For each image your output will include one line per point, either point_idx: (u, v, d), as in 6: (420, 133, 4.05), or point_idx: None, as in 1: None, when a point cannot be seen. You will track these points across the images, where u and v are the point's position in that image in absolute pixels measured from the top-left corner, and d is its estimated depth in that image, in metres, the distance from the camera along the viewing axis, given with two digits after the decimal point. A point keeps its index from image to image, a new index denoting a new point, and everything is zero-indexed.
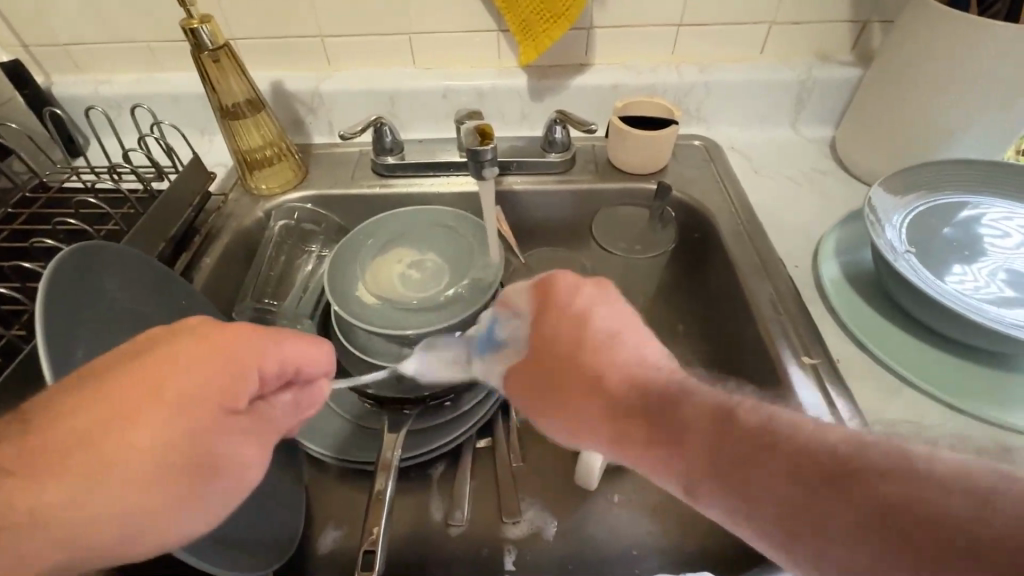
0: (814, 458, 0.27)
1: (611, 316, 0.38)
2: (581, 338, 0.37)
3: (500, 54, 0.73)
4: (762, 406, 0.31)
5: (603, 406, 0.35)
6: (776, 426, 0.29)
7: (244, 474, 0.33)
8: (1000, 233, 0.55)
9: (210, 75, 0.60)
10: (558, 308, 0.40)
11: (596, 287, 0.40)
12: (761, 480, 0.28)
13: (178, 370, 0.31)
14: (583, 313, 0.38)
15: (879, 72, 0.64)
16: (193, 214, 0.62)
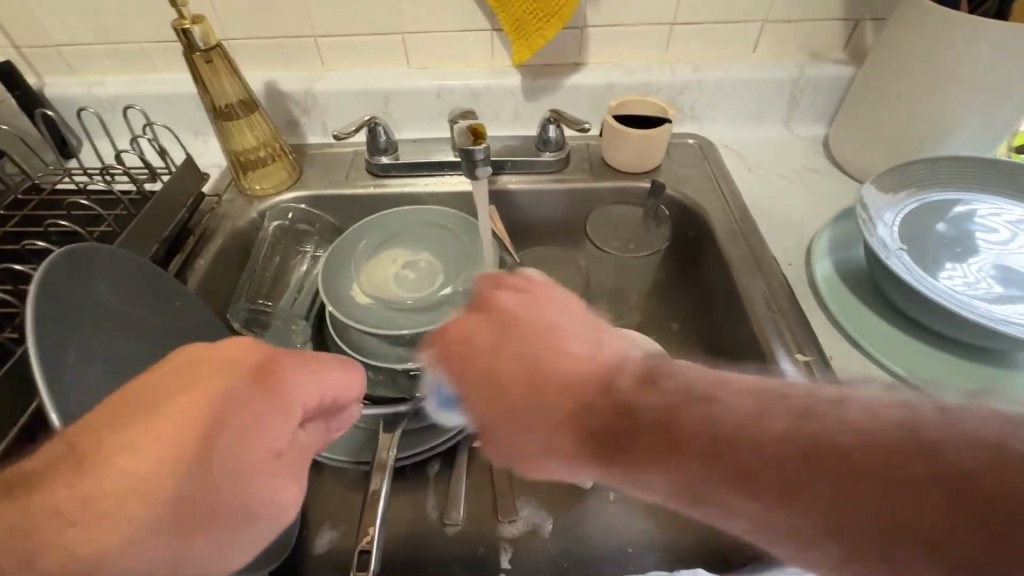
0: (768, 467, 0.24)
1: (512, 341, 0.34)
2: (497, 376, 0.34)
3: (493, 53, 0.73)
4: (701, 405, 0.27)
5: (560, 422, 0.31)
6: (721, 433, 0.26)
7: (286, 509, 0.34)
8: (990, 230, 0.56)
9: (202, 76, 0.60)
10: (453, 349, 0.36)
11: (482, 316, 0.37)
12: (728, 479, 0.25)
13: (205, 405, 0.32)
14: (484, 347, 0.35)
15: (871, 70, 0.64)
16: (186, 214, 0.61)
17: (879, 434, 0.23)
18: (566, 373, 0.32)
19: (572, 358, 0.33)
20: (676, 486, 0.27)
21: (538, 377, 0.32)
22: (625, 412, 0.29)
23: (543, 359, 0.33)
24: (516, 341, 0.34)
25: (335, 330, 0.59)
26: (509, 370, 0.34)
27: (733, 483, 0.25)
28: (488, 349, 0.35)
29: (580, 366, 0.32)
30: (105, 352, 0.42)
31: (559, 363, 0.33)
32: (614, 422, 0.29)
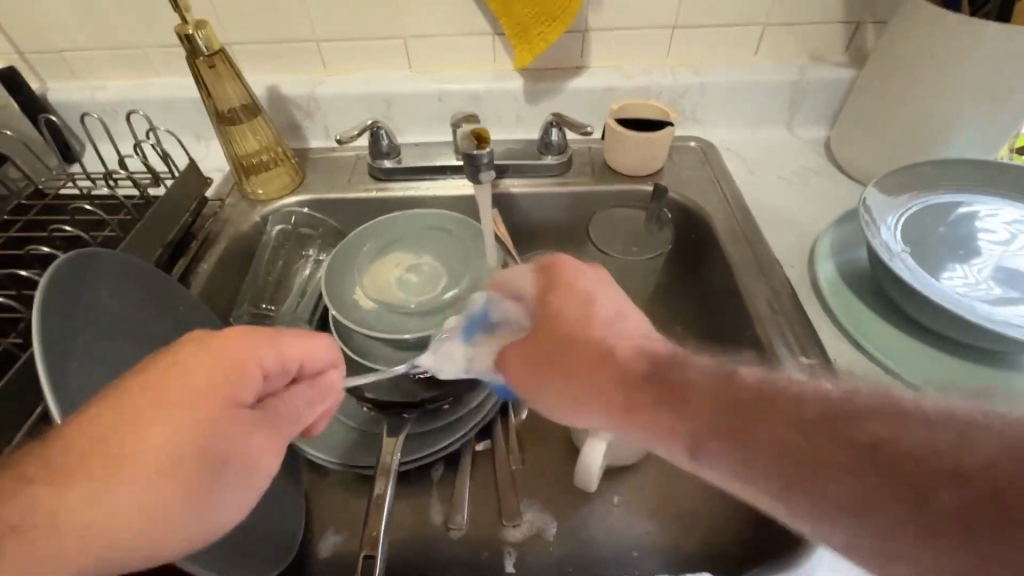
0: (794, 415, 0.29)
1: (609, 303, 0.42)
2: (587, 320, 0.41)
3: (495, 57, 0.73)
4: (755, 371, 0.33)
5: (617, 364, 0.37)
6: (762, 386, 0.31)
7: (261, 464, 0.36)
8: (993, 231, 0.56)
9: (205, 80, 0.60)
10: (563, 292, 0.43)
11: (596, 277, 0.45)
12: (753, 447, 0.30)
13: (193, 382, 0.34)
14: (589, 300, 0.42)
15: (873, 73, 0.65)
16: (189, 219, 0.62)
17: (890, 413, 0.27)
18: (637, 356, 0.37)
19: (639, 348, 0.38)
20: (701, 440, 0.32)
21: (606, 359, 0.38)
22: (686, 391, 0.34)
23: (614, 343, 0.38)
24: (591, 330, 0.40)
25: (337, 334, 0.59)
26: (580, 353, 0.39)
27: (755, 424, 0.30)
28: (563, 337, 0.40)
29: (645, 352, 0.38)
30: (110, 356, 0.42)
31: (624, 351, 0.38)
32: (669, 396, 0.34)
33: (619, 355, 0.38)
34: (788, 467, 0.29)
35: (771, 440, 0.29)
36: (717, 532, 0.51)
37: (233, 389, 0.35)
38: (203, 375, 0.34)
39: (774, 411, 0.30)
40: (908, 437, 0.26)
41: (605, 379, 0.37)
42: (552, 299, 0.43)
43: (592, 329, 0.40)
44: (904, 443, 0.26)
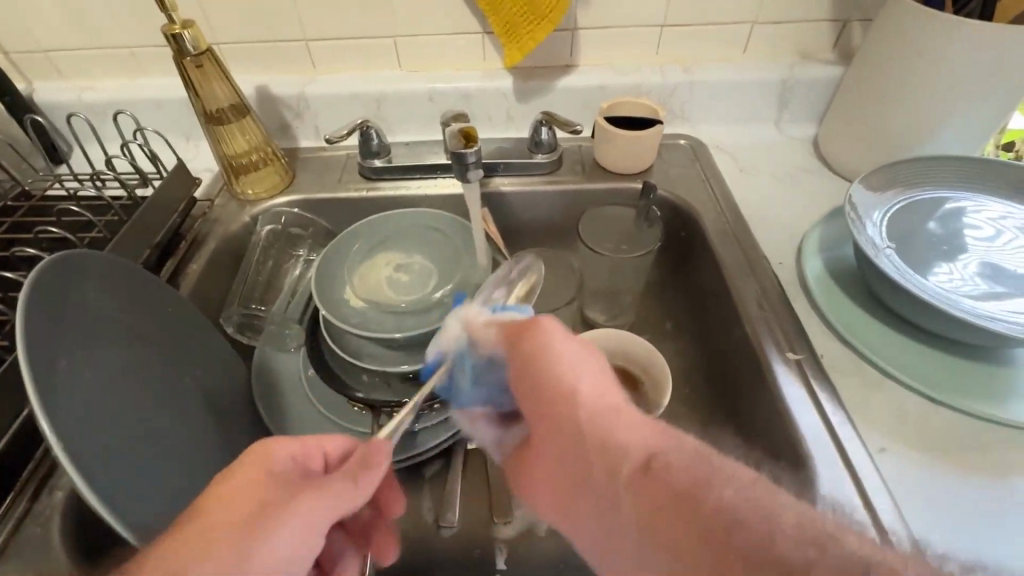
0: (701, 512, 0.27)
1: (578, 360, 0.35)
2: (543, 380, 0.35)
3: (485, 56, 0.73)
4: (689, 463, 0.29)
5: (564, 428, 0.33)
6: (688, 486, 0.28)
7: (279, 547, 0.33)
8: (978, 227, 0.56)
9: (192, 80, 0.60)
10: (531, 354, 0.36)
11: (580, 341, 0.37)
12: (624, 487, 0.30)
13: (244, 504, 0.34)
14: (553, 359, 0.35)
15: (860, 71, 0.65)
16: (178, 220, 0.61)
17: (756, 500, 0.27)
18: (587, 383, 0.34)
19: (592, 369, 0.35)
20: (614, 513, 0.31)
21: (566, 370, 0.35)
22: (600, 417, 0.32)
23: (572, 360, 0.35)
24: (551, 344, 0.36)
25: (329, 333, 0.59)
26: (536, 360, 0.35)
27: (665, 513, 0.28)
28: (523, 342, 0.37)
29: (600, 377, 0.35)
30: (97, 359, 0.42)
31: (583, 370, 0.35)
32: (590, 422, 0.32)
33: (580, 371, 0.35)
34: (648, 518, 0.29)
35: (642, 484, 0.29)
36: None
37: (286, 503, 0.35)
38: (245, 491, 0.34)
39: (685, 464, 0.29)
40: (752, 529, 0.26)
41: (547, 389, 0.34)
42: (524, 353, 0.36)
43: (552, 389, 0.34)
44: (750, 528, 0.26)
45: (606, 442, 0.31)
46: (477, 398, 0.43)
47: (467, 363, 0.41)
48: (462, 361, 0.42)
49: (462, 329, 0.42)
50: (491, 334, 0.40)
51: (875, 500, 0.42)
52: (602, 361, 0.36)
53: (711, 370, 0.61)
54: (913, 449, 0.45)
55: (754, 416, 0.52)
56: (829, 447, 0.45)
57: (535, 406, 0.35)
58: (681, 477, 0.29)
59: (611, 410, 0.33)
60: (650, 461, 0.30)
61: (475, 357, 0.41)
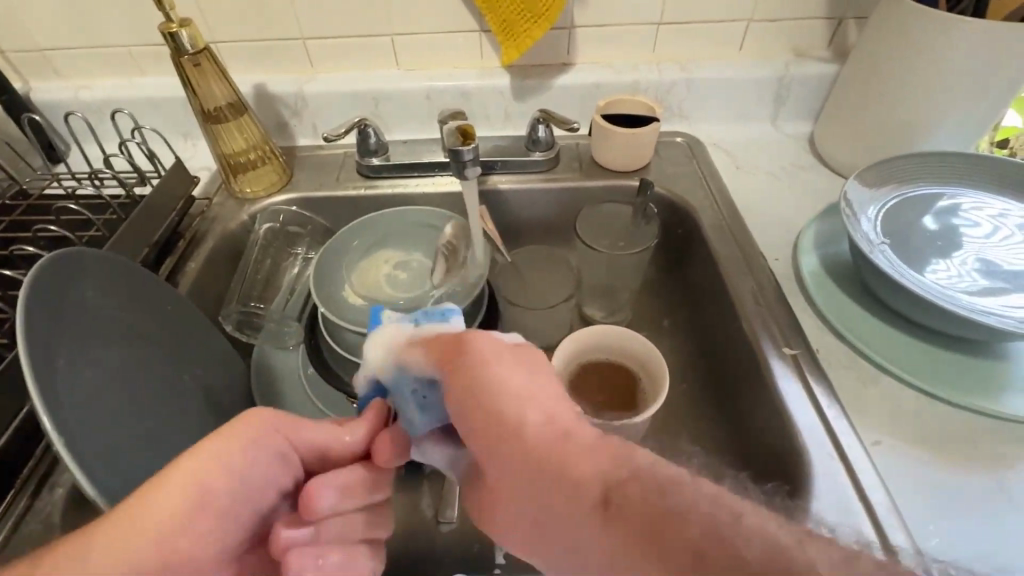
0: (679, 545, 0.22)
1: (518, 376, 0.31)
2: (485, 405, 0.30)
3: (483, 54, 0.74)
4: (656, 484, 0.24)
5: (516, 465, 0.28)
6: (660, 509, 0.23)
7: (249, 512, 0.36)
8: (973, 223, 0.57)
9: (190, 79, 0.60)
10: (465, 374, 0.32)
11: (515, 352, 0.33)
12: (592, 530, 0.25)
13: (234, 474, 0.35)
14: (490, 381, 0.31)
15: (855, 68, 0.65)
16: (176, 219, 0.61)
17: (737, 524, 0.22)
18: (532, 408, 0.29)
19: (532, 386, 0.30)
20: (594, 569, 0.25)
21: (507, 392, 0.30)
22: (552, 446, 0.27)
23: (514, 380, 0.31)
24: (488, 366, 0.31)
25: (327, 331, 0.59)
26: (475, 380, 0.31)
27: (642, 555, 0.23)
28: (455, 364, 0.33)
29: (545, 393, 0.30)
30: (96, 356, 0.42)
31: (524, 390, 0.30)
32: (537, 455, 0.27)
33: (523, 390, 0.30)
34: (621, 564, 0.24)
35: (605, 527, 0.24)
36: None
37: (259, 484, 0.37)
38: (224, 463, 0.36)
39: (651, 493, 0.24)
40: (749, 570, 0.20)
41: (488, 418, 0.30)
42: (460, 374, 0.32)
43: (496, 417, 0.29)
44: (730, 560, 0.21)
45: (557, 478, 0.26)
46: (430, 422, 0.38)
47: (401, 388, 0.38)
48: (398, 387, 0.38)
49: (386, 353, 0.38)
50: (409, 352, 0.37)
51: (870, 493, 0.42)
52: (550, 376, 0.32)
53: (708, 366, 0.61)
54: (908, 442, 0.46)
55: (750, 410, 0.53)
56: (824, 441, 0.45)
57: (477, 438, 0.30)
58: (645, 513, 0.23)
59: (560, 437, 0.28)
60: (608, 496, 0.25)
61: (407, 380, 0.37)
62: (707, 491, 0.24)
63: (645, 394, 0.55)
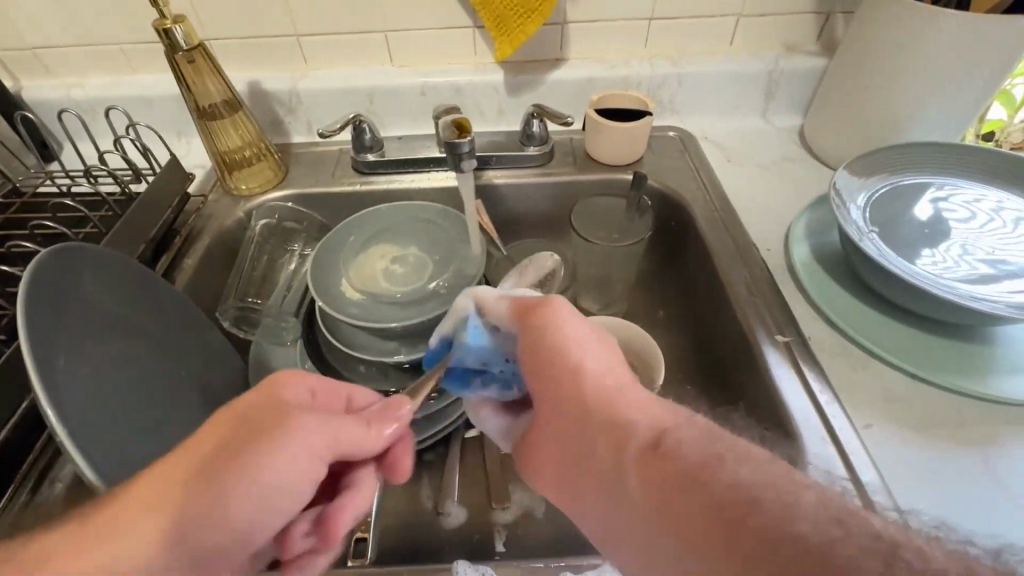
0: (715, 489, 0.25)
1: (588, 336, 0.35)
2: (552, 352, 0.34)
3: (476, 49, 0.74)
4: (708, 441, 0.28)
5: (574, 402, 0.32)
6: (707, 460, 0.26)
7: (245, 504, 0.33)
8: (954, 210, 0.58)
9: (185, 76, 0.60)
10: (536, 327, 0.36)
11: (589, 320, 0.37)
12: (634, 468, 0.28)
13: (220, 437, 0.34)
14: (561, 334, 0.35)
15: (842, 62, 0.67)
16: (172, 215, 0.62)
17: (768, 477, 0.25)
18: (593, 360, 0.33)
19: (600, 347, 0.35)
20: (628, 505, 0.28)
21: (577, 345, 0.34)
22: (610, 394, 0.31)
23: (581, 336, 0.35)
24: (563, 319, 0.35)
25: (325, 326, 0.60)
26: (540, 334, 0.35)
27: (676, 495, 0.26)
28: (530, 318, 0.37)
29: (610, 356, 0.34)
30: (96, 354, 0.42)
31: (589, 348, 0.34)
32: (596, 396, 0.31)
33: (589, 345, 0.34)
34: (656, 502, 0.27)
35: (651, 466, 0.28)
36: None
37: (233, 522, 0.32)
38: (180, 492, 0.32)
39: (700, 444, 0.28)
40: (770, 506, 0.24)
41: (550, 364, 0.34)
42: (534, 328, 0.36)
43: (562, 363, 0.33)
44: (766, 505, 0.24)
45: (610, 417, 0.30)
46: (472, 363, 0.43)
47: (469, 328, 0.42)
48: (464, 327, 0.42)
49: (470, 300, 0.42)
50: (496, 305, 0.40)
51: (861, 475, 0.43)
52: (613, 339, 0.36)
53: (702, 355, 0.62)
54: (897, 424, 0.47)
55: (746, 397, 0.54)
56: (817, 426, 0.46)
57: (539, 382, 0.34)
58: (691, 459, 0.27)
59: (617, 389, 0.32)
60: (660, 445, 0.28)
61: (485, 323, 0.42)
62: (759, 451, 0.27)
63: (640, 383, 0.56)
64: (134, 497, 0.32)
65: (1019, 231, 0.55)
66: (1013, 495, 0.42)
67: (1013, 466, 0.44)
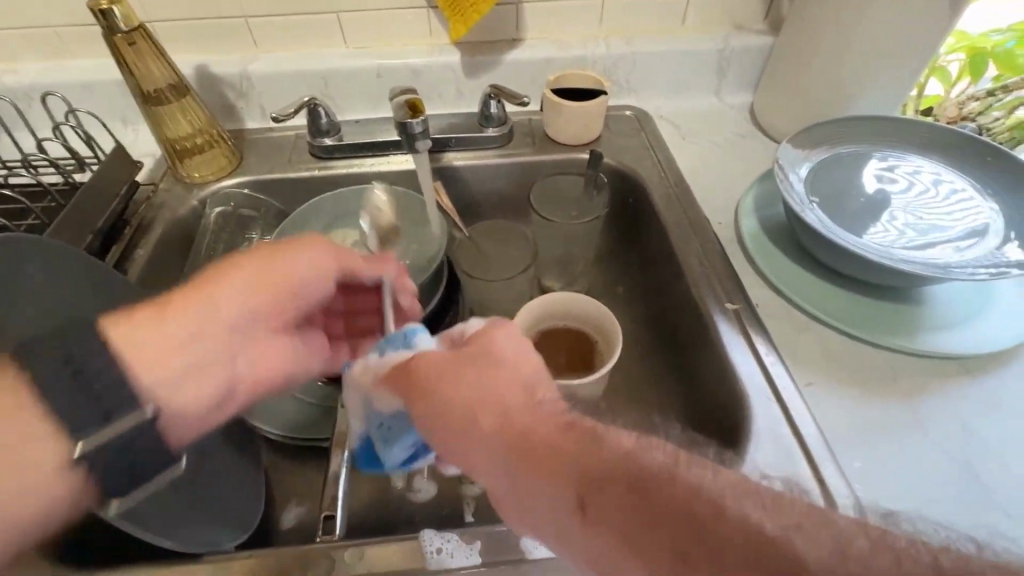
0: (656, 536, 0.26)
1: (474, 384, 0.35)
2: (449, 413, 0.34)
3: (432, 30, 0.73)
4: (624, 474, 0.28)
5: (492, 464, 0.32)
6: (638, 497, 0.27)
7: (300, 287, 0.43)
8: (894, 181, 0.61)
9: (126, 59, 0.58)
10: (422, 393, 0.36)
11: (469, 364, 0.36)
12: (572, 525, 0.29)
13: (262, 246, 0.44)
14: (448, 396, 0.35)
15: (787, 39, 0.69)
16: (122, 205, 0.60)
17: (699, 501, 0.26)
18: (487, 412, 0.33)
19: (490, 393, 0.34)
20: (584, 561, 0.29)
21: (469, 398, 0.34)
22: (518, 451, 0.31)
23: (468, 390, 0.34)
24: (448, 381, 0.35)
25: None
26: (429, 401, 0.35)
27: (620, 546, 0.27)
28: (413, 384, 0.37)
29: (506, 398, 0.34)
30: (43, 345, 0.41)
31: (483, 399, 0.34)
32: (508, 454, 0.31)
33: (481, 394, 0.34)
34: (600, 555, 0.28)
35: (585, 523, 0.28)
36: None
37: (298, 308, 0.44)
38: (256, 286, 0.41)
39: (614, 484, 0.28)
40: (713, 536, 0.25)
41: (453, 426, 0.34)
42: (422, 397, 0.36)
43: (463, 426, 0.33)
44: (706, 535, 0.25)
45: (530, 477, 0.30)
46: (399, 454, 0.43)
47: (372, 418, 0.43)
48: (368, 414, 0.43)
49: (356, 388, 0.43)
50: (381, 392, 0.41)
51: (801, 428, 0.46)
52: (506, 372, 0.35)
53: (660, 326, 0.65)
54: (836, 382, 0.50)
55: (700, 363, 0.56)
56: (762, 385, 0.49)
57: (450, 445, 0.34)
58: (620, 506, 0.27)
59: (521, 439, 0.31)
60: (582, 500, 0.28)
61: (378, 408, 0.42)
62: (682, 461, 0.29)
63: (602, 357, 0.58)
64: (194, 297, 0.38)
65: (950, 199, 0.59)
66: (935, 441, 0.46)
67: (938, 415, 0.47)
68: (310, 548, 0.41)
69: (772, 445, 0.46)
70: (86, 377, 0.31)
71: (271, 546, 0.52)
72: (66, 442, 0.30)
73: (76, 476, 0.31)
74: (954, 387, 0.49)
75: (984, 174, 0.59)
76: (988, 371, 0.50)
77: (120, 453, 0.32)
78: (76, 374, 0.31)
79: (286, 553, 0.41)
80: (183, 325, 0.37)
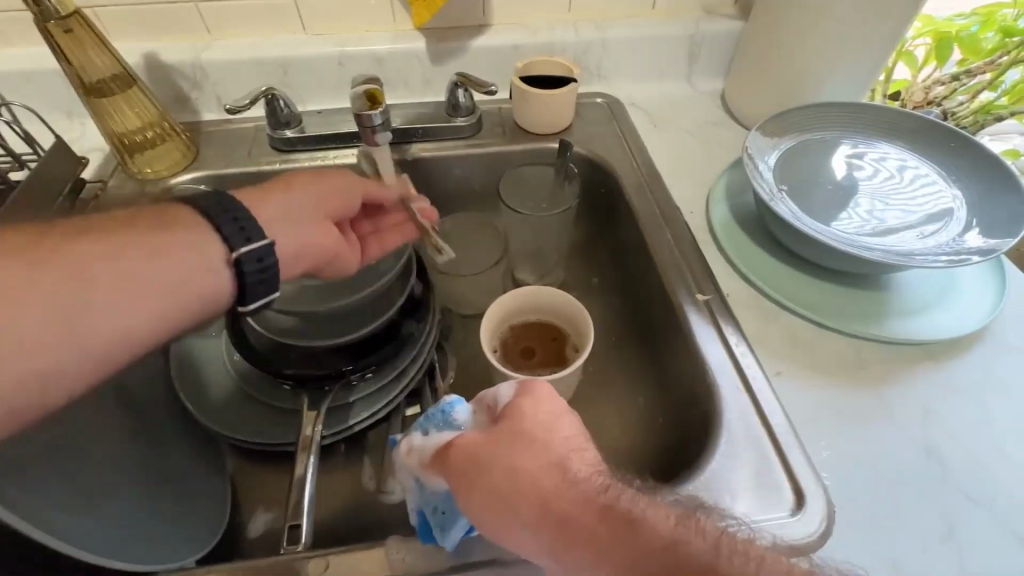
0: None
1: (506, 460, 0.36)
2: (487, 495, 0.35)
3: (395, 16, 0.71)
4: (665, 560, 0.28)
5: (535, 546, 0.33)
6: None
7: (347, 190, 0.49)
8: (862, 168, 0.62)
9: (63, 48, 0.54)
10: (458, 474, 0.37)
11: (501, 439, 0.37)
12: None
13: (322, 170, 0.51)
14: (485, 474, 0.36)
15: (757, 24, 0.68)
16: (65, 205, 0.57)
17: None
18: (524, 493, 0.34)
19: (524, 473, 0.35)
20: None
21: (508, 484, 0.35)
22: (560, 535, 0.32)
23: (503, 470, 0.36)
24: (482, 460, 0.37)
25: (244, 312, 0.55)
26: (466, 481, 0.37)
27: None
28: (450, 462, 0.38)
29: (541, 476, 0.34)
30: None
31: (518, 479, 0.35)
32: (549, 537, 0.32)
33: (517, 478, 0.35)
34: None
35: None
36: (627, 463, 0.56)
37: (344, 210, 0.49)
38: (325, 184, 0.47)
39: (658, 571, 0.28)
40: None
41: (491, 507, 0.35)
42: (458, 478, 0.37)
43: (502, 508, 0.35)
44: None
45: (575, 561, 0.31)
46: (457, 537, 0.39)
47: (427, 500, 0.41)
48: (423, 500, 0.42)
49: (409, 473, 0.44)
50: (426, 473, 0.42)
51: (771, 417, 0.46)
52: (540, 450, 0.36)
53: (635, 317, 0.64)
54: (804, 370, 0.50)
55: (673, 357, 0.56)
56: (732, 375, 0.49)
57: (496, 529, 0.35)
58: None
59: (562, 526, 0.32)
60: None
61: (430, 489, 0.41)
62: (717, 536, 0.28)
63: (574, 348, 0.57)
64: (280, 190, 0.45)
65: (916, 185, 0.59)
66: (904, 429, 0.47)
67: (903, 402, 0.48)
68: (276, 559, 0.40)
69: (750, 445, 0.45)
70: (235, 220, 0.40)
71: (238, 556, 0.51)
72: (197, 265, 0.38)
73: (228, 275, 0.39)
74: (918, 373, 0.50)
75: (949, 160, 0.60)
76: (948, 356, 0.51)
77: (255, 268, 0.40)
78: (228, 214, 0.40)
79: (248, 565, 0.40)
80: (269, 202, 0.44)
